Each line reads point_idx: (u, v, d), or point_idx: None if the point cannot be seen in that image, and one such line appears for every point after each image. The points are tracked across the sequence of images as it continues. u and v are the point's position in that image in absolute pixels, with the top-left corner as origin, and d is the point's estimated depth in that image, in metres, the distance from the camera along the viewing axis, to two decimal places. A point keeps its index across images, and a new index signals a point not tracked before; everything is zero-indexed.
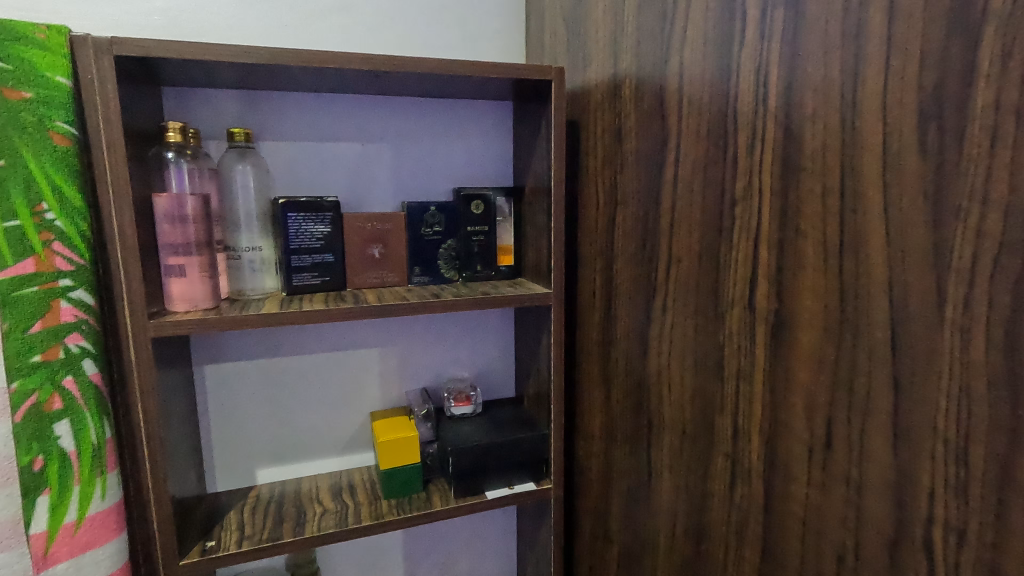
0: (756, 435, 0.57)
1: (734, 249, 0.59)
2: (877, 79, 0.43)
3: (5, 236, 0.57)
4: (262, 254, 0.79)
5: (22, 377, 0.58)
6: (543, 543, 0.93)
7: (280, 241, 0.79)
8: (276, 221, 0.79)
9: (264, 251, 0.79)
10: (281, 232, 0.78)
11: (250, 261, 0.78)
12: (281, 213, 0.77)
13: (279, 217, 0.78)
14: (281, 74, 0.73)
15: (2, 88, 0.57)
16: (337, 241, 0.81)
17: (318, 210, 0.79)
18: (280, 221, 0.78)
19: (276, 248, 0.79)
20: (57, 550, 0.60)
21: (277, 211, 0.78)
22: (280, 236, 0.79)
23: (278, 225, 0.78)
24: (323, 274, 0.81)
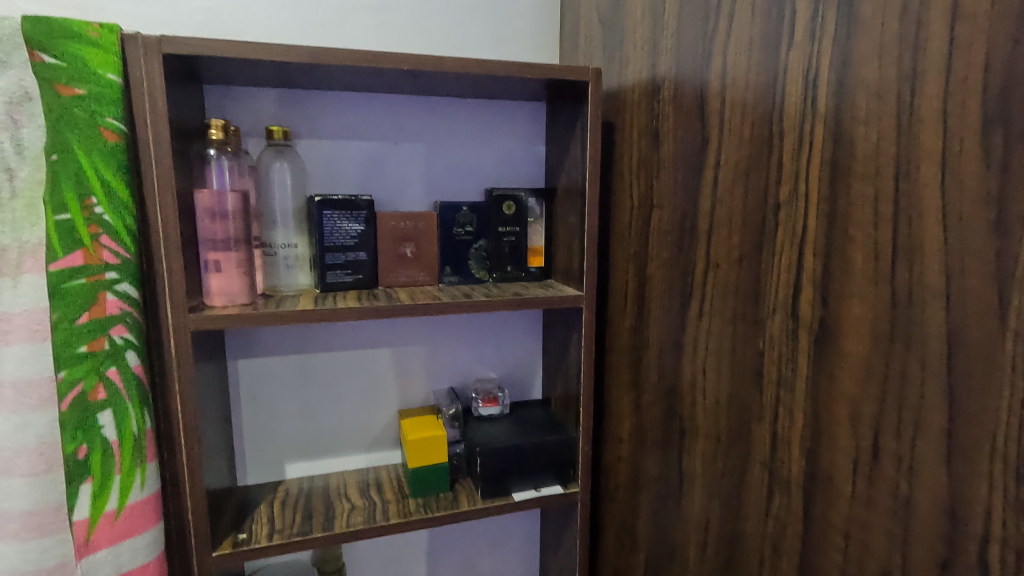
0: (797, 445, 0.56)
1: (777, 254, 0.58)
2: (937, 81, 0.42)
3: (56, 228, 0.58)
4: (298, 251, 0.81)
5: (69, 366, 0.59)
6: (568, 546, 0.93)
7: (314, 239, 0.80)
8: (310, 218, 0.80)
9: (299, 249, 0.81)
10: (314, 229, 0.79)
11: (286, 258, 0.80)
12: (314, 211, 0.78)
13: (313, 215, 0.79)
14: (321, 73, 0.74)
15: (57, 85, 0.58)
16: (369, 238, 0.82)
17: (351, 208, 0.80)
18: (314, 219, 0.79)
19: (310, 246, 0.81)
20: (98, 537, 0.61)
21: (311, 209, 0.79)
22: (314, 233, 0.80)
23: (312, 223, 0.79)
24: (355, 272, 0.82)
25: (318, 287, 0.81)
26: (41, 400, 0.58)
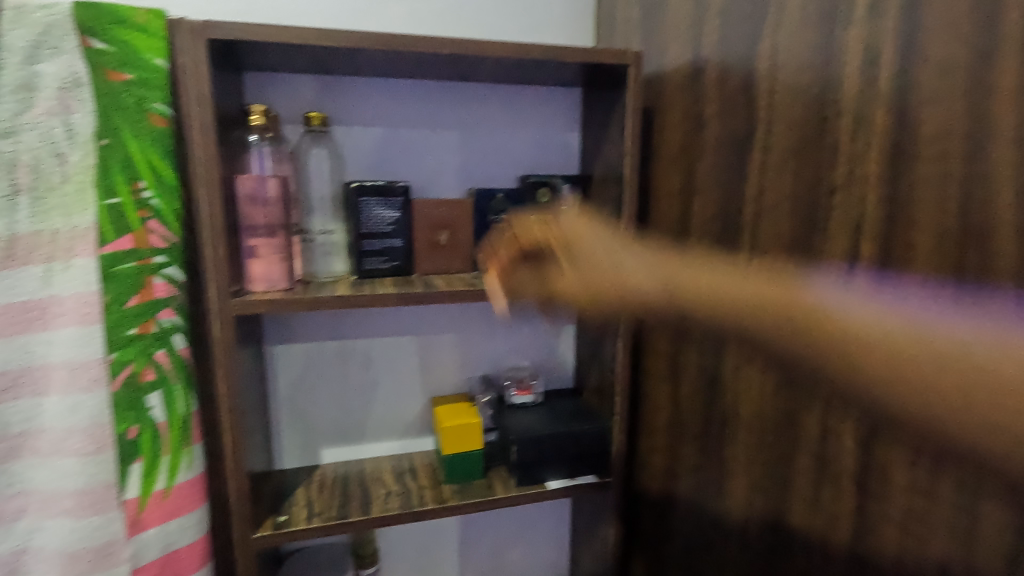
0: (849, 436, 0.55)
1: (830, 240, 0.56)
2: (1016, 58, 0.40)
3: (107, 212, 0.59)
4: (335, 237, 0.83)
5: (120, 348, 0.60)
6: (601, 536, 0.92)
7: (348, 224, 0.81)
8: (345, 205, 0.80)
9: (335, 235, 0.83)
10: (349, 215, 0.80)
11: (324, 244, 0.82)
12: (349, 197, 0.80)
13: (348, 201, 0.80)
14: (359, 59, 0.74)
15: (106, 71, 0.59)
16: (403, 225, 0.82)
17: (385, 193, 0.80)
18: (348, 205, 0.80)
19: (345, 231, 0.82)
20: (147, 516, 0.63)
21: (346, 195, 0.80)
22: (348, 219, 0.81)
23: (347, 209, 0.80)
24: (388, 258, 0.82)
25: (355, 273, 0.81)
26: (91, 381, 0.59)
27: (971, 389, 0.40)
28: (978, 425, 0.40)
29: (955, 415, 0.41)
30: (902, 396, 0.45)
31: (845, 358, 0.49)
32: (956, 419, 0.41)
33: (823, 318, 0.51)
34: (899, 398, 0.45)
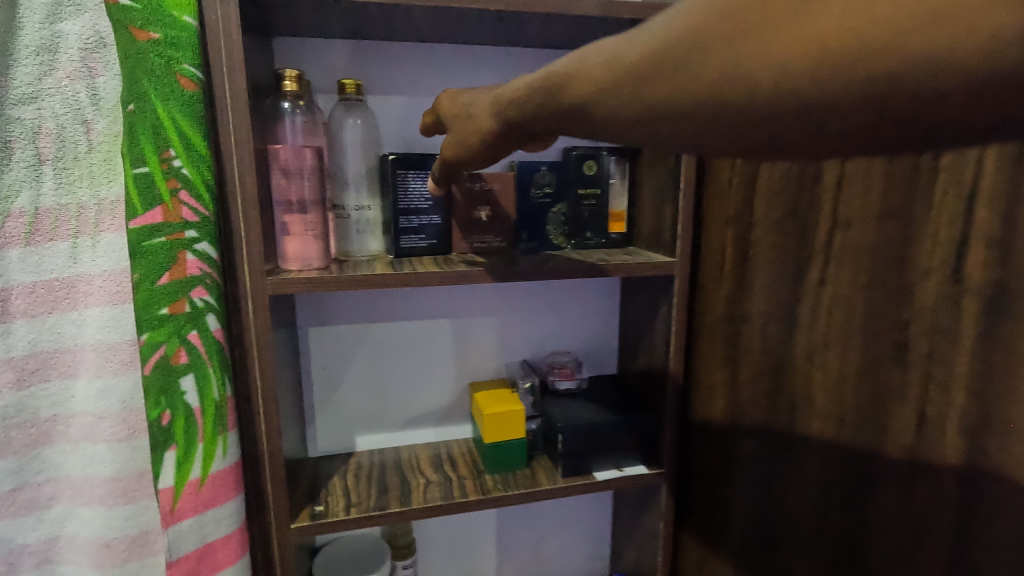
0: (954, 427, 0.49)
1: (933, 208, 0.50)
2: None
3: (135, 182, 0.54)
4: (370, 216, 0.77)
5: (152, 329, 0.56)
6: (649, 530, 0.88)
7: (387, 201, 0.75)
8: (383, 179, 0.75)
9: (372, 214, 0.77)
10: (389, 191, 0.75)
11: (360, 224, 0.76)
12: (387, 170, 0.74)
13: (386, 175, 0.74)
14: (398, 20, 0.69)
15: (130, 28, 0.53)
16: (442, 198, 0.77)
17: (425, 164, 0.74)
18: (387, 179, 0.74)
19: (384, 209, 0.76)
20: (183, 507, 0.59)
21: (384, 168, 0.75)
22: (387, 195, 0.75)
23: (385, 184, 0.75)
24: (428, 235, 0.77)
25: (391, 253, 0.77)
26: (122, 364, 0.57)
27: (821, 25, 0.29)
28: (849, 62, 0.28)
29: (729, 52, 0.32)
30: (736, 57, 0.32)
31: (638, 66, 0.37)
32: (764, 50, 0.31)
33: (668, 46, 0.35)
34: (684, 71, 0.34)
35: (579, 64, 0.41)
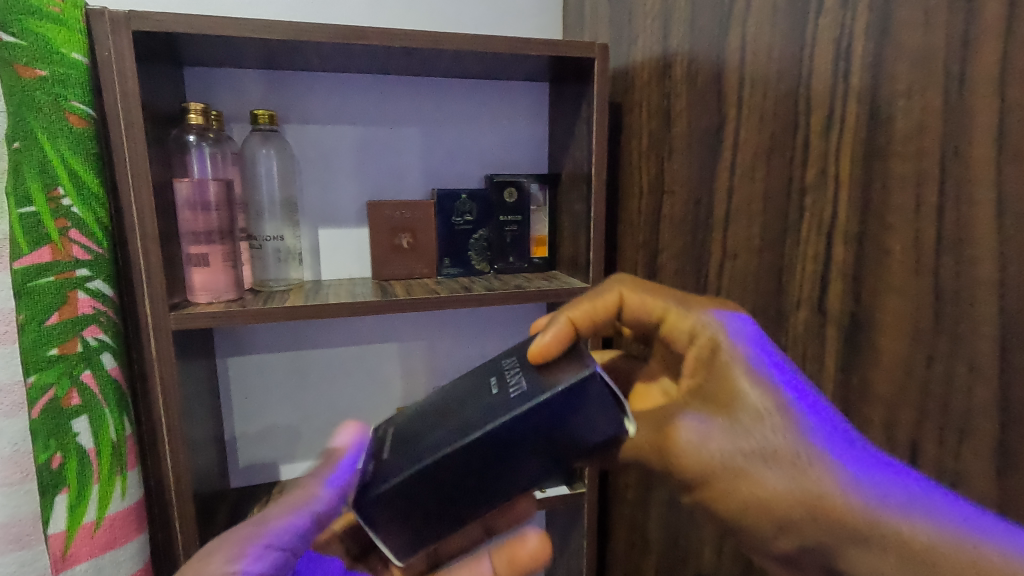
0: None
1: (801, 244, 0.53)
2: (995, 48, 0.36)
3: (19, 222, 0.53)
4: (427, 417, 0.47)
5: (39, 371, 0.55)
6: (575, 548, 0.89)
7: (462, 417, 0.43)
8: (497, 374, 0.47)
9: (437, 403, 0.48)
10: (486, 404, 0.43)
11: (409, 420, 0.48)
12: (540, 380, 0.43)
13: (516, 375, 0.45)
14: (307, 53, 0.69)
15: (16, 66, 0.53)
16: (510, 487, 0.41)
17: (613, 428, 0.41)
18: (513, 405, 0.40)
19: (438, 431, 0.43)
20: (77, 551, 0.58)
21: (535, 388, 0.41)
22: (474, 396, 0.45)
23: (499, 372, 0.48)
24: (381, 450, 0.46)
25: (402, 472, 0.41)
26: (13, 405, 0.53)
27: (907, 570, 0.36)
28: None
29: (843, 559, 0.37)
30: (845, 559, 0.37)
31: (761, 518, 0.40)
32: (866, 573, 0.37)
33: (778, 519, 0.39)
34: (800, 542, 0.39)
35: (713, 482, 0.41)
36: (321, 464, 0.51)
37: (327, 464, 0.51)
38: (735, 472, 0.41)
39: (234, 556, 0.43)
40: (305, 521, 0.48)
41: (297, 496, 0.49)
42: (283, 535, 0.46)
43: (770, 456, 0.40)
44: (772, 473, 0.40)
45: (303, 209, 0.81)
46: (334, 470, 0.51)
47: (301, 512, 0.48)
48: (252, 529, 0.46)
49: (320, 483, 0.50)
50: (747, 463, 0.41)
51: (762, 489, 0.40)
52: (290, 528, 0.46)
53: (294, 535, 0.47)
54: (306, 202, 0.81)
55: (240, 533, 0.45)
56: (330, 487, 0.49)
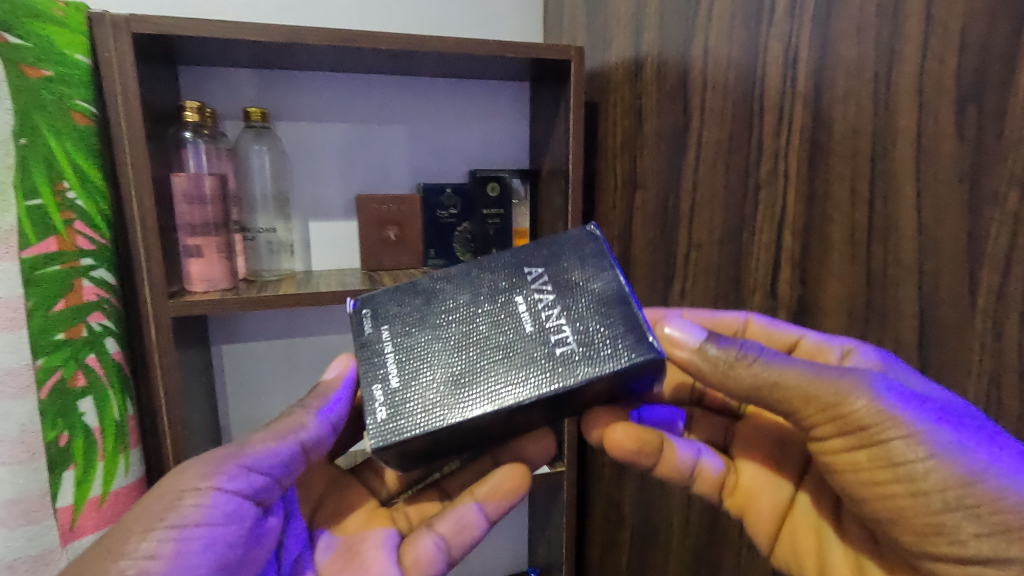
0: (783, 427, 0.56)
1: (756, 235, 0.58)
2: (914, 60, 0.41)
3: (28, 214, 0.56)
4: (438, 334, 0.41)
5: (47, 353, 0.58)
6: (556, 525, 0.95)
7: (500, 361, 0.39)
8: (522, 294, 0.42)
9: (448, 317, 0.42)
10: (528, 350, 0.39)
11: (412, 327, 0.42)
12: (590, 334, 0.38)
13: (550, 311, 0.40)
14: (298, 54, 0.72)
15: (21, 65, 0.56)
16: (532, 420, 0.41)
17: (653, 377, 0.39)
18: (569, 374, 0.37)
19: (470, 370, 0.39)
20: (84, 522, 0.62)
21: (591, 355, 0.37)
22: (505, 329, 0.40)
23: (522, 289, 0.42)
24: (388, 368, 0.41)
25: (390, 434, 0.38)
26: (21, 388, 0.56)
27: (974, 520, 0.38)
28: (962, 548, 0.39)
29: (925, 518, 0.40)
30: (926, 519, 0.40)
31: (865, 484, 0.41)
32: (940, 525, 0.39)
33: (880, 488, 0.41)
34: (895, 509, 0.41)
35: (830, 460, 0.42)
36: (311, 397, 0.50)
37: (318, 398, 0.49)
38: (933, 529, 0.39)
39: (211, 473, 0.42)
40: (292, 449, 0.46)
41: (285, 425, 0.46)
42: (266, 460, 0.44)
43: (982, 515, 0.38)
44: (983, 527, 0.38)
45: (294, 203, 0.85)
46: (323, 403, 0.49)
47: (289, 440, 0.46)
48: (231, 451, 0.43)
49: (310, 413, 0.48)
50: (957, 525, 0.38)
51: (969, 550, 0.38)
52: (275, 454, 0.45)
53: (280, 461, 0.45)
54: (297, 196, 0.85)
55: (220, 452, 0.43)
56: (320, 418, 0.48)
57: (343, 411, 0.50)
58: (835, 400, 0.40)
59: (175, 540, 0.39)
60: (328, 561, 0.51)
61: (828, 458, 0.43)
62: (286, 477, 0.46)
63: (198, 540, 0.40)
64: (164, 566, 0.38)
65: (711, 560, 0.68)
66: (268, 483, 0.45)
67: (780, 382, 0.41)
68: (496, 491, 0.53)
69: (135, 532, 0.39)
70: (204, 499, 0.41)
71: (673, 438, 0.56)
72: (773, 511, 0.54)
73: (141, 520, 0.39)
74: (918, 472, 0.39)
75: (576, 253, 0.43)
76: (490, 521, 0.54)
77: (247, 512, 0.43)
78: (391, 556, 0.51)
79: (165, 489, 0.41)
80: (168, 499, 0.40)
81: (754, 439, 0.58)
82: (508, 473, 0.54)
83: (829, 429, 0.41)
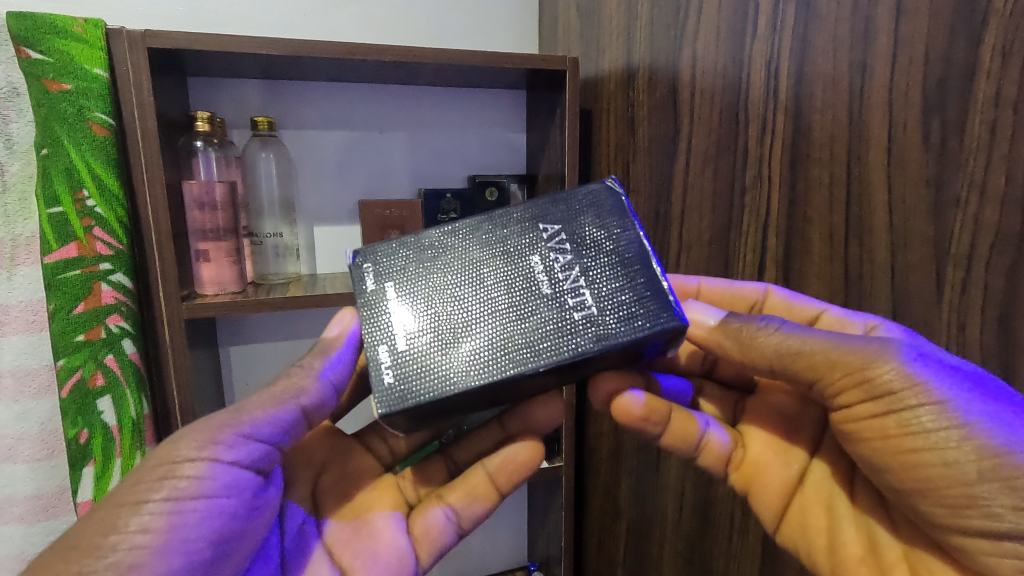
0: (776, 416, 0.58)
1: (743, 237, 0.61)
2: (884, 73, 0.44)
3: (49, 221, 0.60)
4: (450, 293, 0.43)
5: (67, 355, 0.62)
6: (554, 519, 0.98)
7: (519, 323, 0.41)
8: (537, 253, 0.43)
9: (458, 275, 0.43)
10: (545, 313, 0.41)
11: (418, 286, 0.43)
12: (608, 296, 0.41)
13: (568, 272, 0.42)
14: (304, 66, 0.75)
15: (45, 80, 0.60)
16: (542, 385, 0.44)
17: (663, 345, 0.42)
18: (589, 341, 0.40)
19: (484, 333, 0.41)
20: None
21: (610, 318, 0.40)
22: (521, 291, 0.42)
23: (538, 248, 0.44)
24: (394, 329, 0.42)
25: (399, 396, 0.40)
26: (40, 388, 0.62)
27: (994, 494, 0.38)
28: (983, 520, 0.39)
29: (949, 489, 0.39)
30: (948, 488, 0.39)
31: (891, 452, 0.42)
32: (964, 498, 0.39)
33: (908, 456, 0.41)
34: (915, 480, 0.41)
35: (854, 425, 0.43)
36: (312, 355, 0.50)
37: (319, 356, 0.49)
38: (965, 502, 0.39)
39: (207, 443, 0.43)
40: (292, 414, 0.47)
41: (284, 389, 0.47)
42: (265, 428, 0.46)
43: (1019, 487, 0.37)
44: (1019, 501, 0.37)
45: (300, 208, 0.88)
46: (325, 362, 0.49)
47: (288, 405, 0.47)
48: (229, 418, 0.45)
49: (312, 375, 0.48)
50: (992, 497, 0.38)
51: (1004, 525, 0.37)
52: (274, 421, 0.46)
53: (278, 427, 0.46)
54: (303, 202, 0.88)
55: (216, 421, 0.44)
56: (321, 379, 0.48)
57: (346, 372, 0.50)
58: (860, 363, 0.42)
59: (170, 513, 0.41)
60: (334, 529, 0.55)
61: (852, 425, 0.44)
62: (286, 439, 0.47)
63: (195, 513, 0.42)
64: (160, 538, 0.40)
65: (703, 548, 0.71)
66: (267, 451, 0.46)
67: (801, 351, 0.43)
68: (507, 464, 0.56)
69: (130, 505, 0.40)
70: (201, 471, 0.42)
71: (686, 409, 0.56)
72: (782, 486, 0.54)
73: (136, 492, 0.41)
74: (947, 439, 0.39)
75: (595, 209, 0.45)
76: (502, 490, 0.58)
77: (246, 483, 0.45)
78: (400, 525, 0.55)
79: (160, 460, 0.42)
80: (162, 472, 0.41)
81: (763, 413, 0.59)
82: (520, 448, 0.57)
83: (853, 394, 0.42)
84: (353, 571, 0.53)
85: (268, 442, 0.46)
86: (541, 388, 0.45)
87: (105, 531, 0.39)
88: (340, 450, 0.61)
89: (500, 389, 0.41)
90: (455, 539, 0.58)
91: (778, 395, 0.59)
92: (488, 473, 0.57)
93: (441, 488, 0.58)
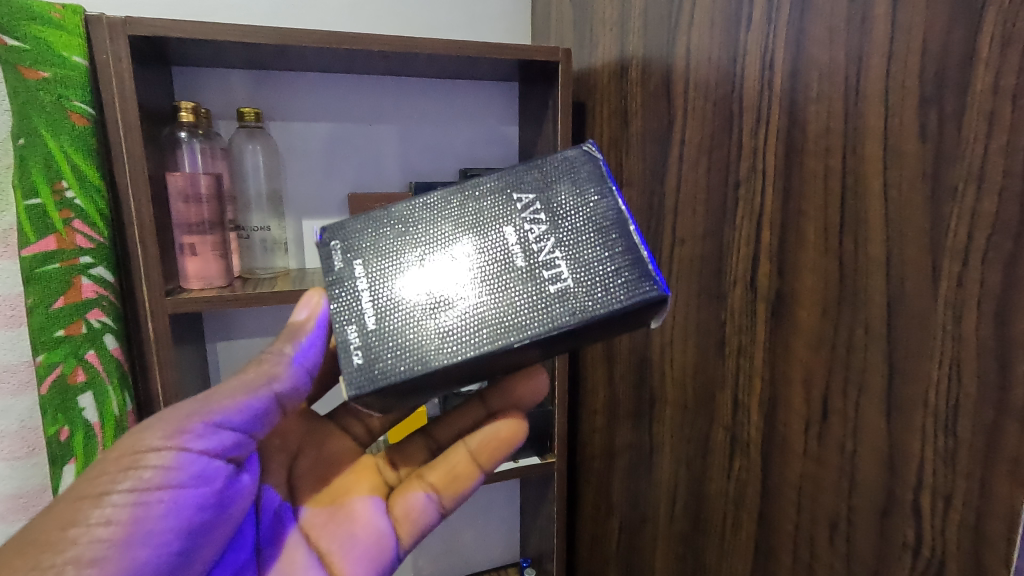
0: (776, 412, 0.57)
1: (736, 232, 0.60)
2: (881, 63, 0.43)
3: (27, 214, 0.59)
4: (421, 269, 0.42)
5: (47, 350, 0.61)
6: (547, 515, 0.97)
7: (494, 298, 0.40)
8: (511, 224, 0.42)
9: (429, 249, 0.42)
10: (520, 288, 0.40)
11: (389, 263, 0.42)
12: (585, 268, 0.40)
13: (543, 243, 0.41)
14: (292, 55, 0.74)
15: (20, 67, 0.58)
16: (521, 360, 0.43)
17: (645, 316, 0.41)
18: (565, 314, 0.39)
19: (457, 309, 0.40)
20: None
21: (588, 290, 0.39)
22: (495, 265, 0.41)
23: (512, 220, 0.42)
24: (363, 308, 0.41)
25: (370, 377, 0.39)
26: (19, 384, 0.60)
27: (1004, 490, 0.37)
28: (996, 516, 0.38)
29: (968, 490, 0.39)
30: None
31: None
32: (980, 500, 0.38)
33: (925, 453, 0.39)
34: None
35: None
36: (282, 341, 0.48)
37: (290, 341, 0.47)
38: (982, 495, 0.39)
39: (174, 432, 0.43)
40: (265, 402, 0.46)
41: (256, 375, 0.46)
42: (236, 416, 0.45)
43: None
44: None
45: (288, 202, 0.86)
46: (297, 349, 0.48)
47: (260, 393, 0.45)
48: (197, 406, 0.44)
49: (284, 361, 0.47)
50: (1001, 490, 0.38)
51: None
52: (246, 409, 0.45)
53: (250, 415, 0.45)
54: (291, 195, 0.86)
55: (183, 410, 0.44)
56: (293, 366, 0.47)
57: (319, 355, 0.48)
58: None
59: (135, 505, 0.41)
60: (310, 515, 0.55)
61: None
62: (261, 425, 0.47)
63: (161, 504, 0.42)
64: (122, 531, 0.40)
65: (697, 544, 0.70)
66: (238, 439, 0.46)
67: None
68: (489, 442, 0.56)
69: (91, 497, 0.40)
70: (167, 461, 0.42)
71: None
72: None
73: (98, 484, 0.40)
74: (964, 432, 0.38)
75: (571, 176, 0.43)
76: (484, 468, 0.57)
77: (216, 473, 0.45)
78: (379, 507, 0.55)
79: (123, 451, 0.42)
80: (126, 462, 0.41)
81: None
82: (502, 426, 0.56)
83: None
84: (331, 556, 0.53)
85: (239, 430, 0.45)
86: (521, 364, 0.45)
87: (64, 525, 0.39)
88: (317, 434, 0.59)
89: (475, 366, 0.40)
90: (437, 521, 0.57)
91: (775, 387, 0.57)
92: (469, 451, 0.56)
93: (422, 469, 0.57)
